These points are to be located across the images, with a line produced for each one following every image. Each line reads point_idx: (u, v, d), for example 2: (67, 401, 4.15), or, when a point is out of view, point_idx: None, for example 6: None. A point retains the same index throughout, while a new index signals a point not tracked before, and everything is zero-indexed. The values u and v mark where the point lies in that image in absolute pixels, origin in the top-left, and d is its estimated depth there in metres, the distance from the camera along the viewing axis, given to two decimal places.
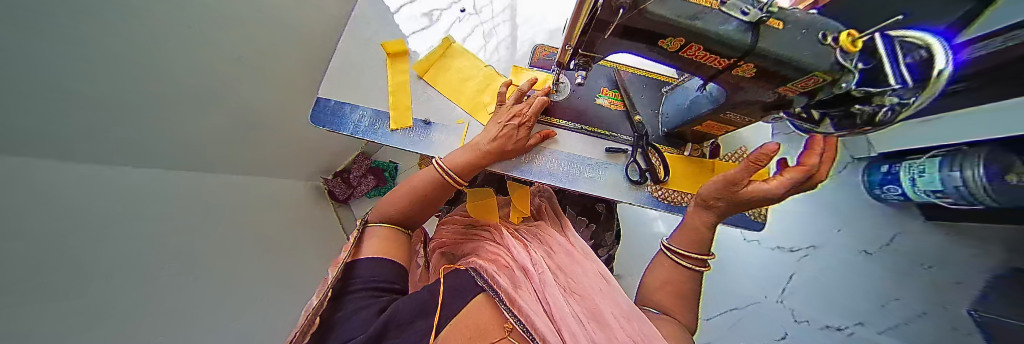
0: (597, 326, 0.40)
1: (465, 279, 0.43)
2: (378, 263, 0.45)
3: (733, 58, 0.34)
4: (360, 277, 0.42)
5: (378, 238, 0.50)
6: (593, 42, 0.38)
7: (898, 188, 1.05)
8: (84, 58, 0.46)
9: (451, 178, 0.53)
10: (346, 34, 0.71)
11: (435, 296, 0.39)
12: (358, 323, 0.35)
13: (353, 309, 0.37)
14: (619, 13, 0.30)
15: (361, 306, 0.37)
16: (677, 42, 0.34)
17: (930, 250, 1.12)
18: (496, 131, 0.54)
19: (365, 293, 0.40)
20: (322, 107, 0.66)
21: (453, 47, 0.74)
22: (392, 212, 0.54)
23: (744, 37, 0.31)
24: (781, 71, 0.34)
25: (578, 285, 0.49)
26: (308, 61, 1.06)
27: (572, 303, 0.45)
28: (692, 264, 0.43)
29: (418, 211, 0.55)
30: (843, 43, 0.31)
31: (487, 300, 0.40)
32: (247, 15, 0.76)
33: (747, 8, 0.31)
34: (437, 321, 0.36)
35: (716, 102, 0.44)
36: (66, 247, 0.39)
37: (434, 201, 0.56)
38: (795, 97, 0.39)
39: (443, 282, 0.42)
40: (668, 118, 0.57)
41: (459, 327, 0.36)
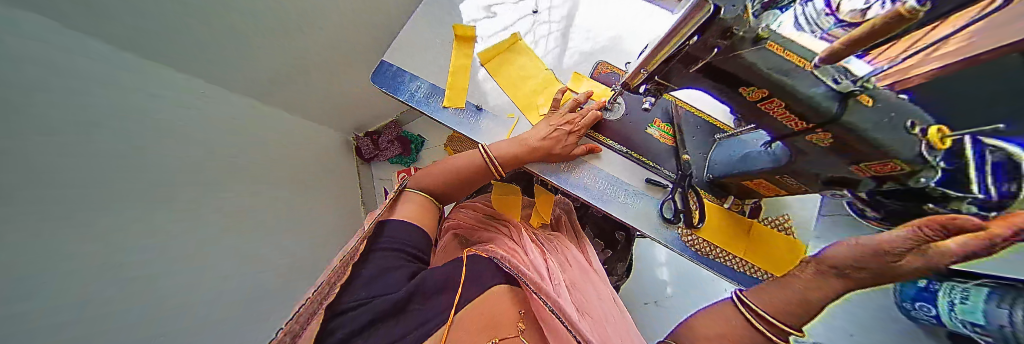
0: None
1: (485, 265, 0.44)
2: (407, 226, 0.50)
3: (812, 123, 0.34)
4: (386, 236, 0.47)
5: (412, 204, 0.55)
6: (672, 72, 0.40)
7: (931, 309, 0.97)
8: None
9: (494, 165, 0.57)
10: (418, 11, 0.76)
11: (457, 277, 0.41)
12: (389, 282, 0.39)
13: (386, 266, 0.42)
14: (714, 51, 0.32)
15: (393, 266, 0.42)
16: (759, 92, 0.35)
17: None
18: (547, 133, 0.58)
19: (395, 254, 0.45)
20: (383, 69, 0.71)
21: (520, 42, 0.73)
22: (432, 184, 0.58)
23: (831, 105, 0.31)
24: (858, 148, 0.33)
25: (592, 305, 0.49)
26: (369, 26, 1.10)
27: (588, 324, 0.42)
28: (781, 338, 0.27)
29: (452, 190, 0.59)
30: (931, 136, 0.29)
31: (506, 292, 0.41)
32: None
33: (838, 77, 0.31)
34: (456, 300, 0.37)
35: (777, 163, 0.44)
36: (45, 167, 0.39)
37: (468, 184, 0.60)
38: (864, 180, 0.36)
39: (466, 267, 0.44)
40: (716, 164, 0.56)
41: (477, 309, 0.37)
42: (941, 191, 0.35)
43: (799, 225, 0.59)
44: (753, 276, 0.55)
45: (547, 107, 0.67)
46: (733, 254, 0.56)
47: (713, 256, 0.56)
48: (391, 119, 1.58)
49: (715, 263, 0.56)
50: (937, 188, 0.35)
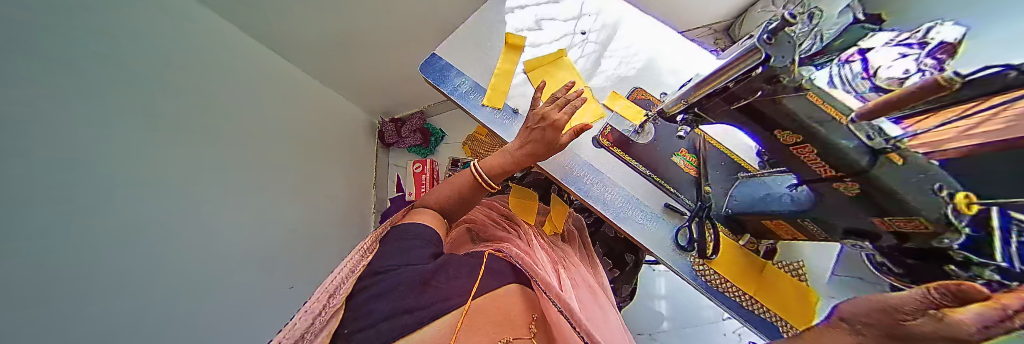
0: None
1: (502, 262, 0.45)
2: (424, 227, 0.53)
3: (842, 173, 0.36)
4: (408, 228, 0.52)
5: (429, 215, 0.58)
6: (711, 106, 0.43)
7: None
8: None
9: (485, 181, 0.59)
10: (474, 18, 0.85)
11: (478, 264, 0.43)
12: (412, 258, 0.44)
13: (408, 248, 0.47)
14: (757, 95, 0.36)
15: (413, 249, 0.47)
16: (792, 137, 0.37)
17: None
18: (525, 139, 0.57)
19: (417, 240, 0.49)
20: (433, 62, 0.79)
21: (564, 58, 0.79)
22: (436, 200, 0.61)
23: (859, 157, 0.33)
24: (882, 202, 0.34)
25: (600, 324, 0.48)
26: (410, 25, 1.16)
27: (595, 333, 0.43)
28: None
29: (454, 206, 0.61)
30: (957, 200, 0.29)
31: (519, 293, 0.41)
32: None
33: (873, 134, 0.34)
34: (475, 288, 0.38)
35: (798, 207, 0.45)
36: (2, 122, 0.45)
37: (468, 201, 0.62)
38: (885, 233, 0.38)
39: (486, 261, 0.43)
40: (737, 201, 0.56)
41: (492, 303, 0.38)
42: (958, 256, 0.34)
43: (815, 272, 0.58)
44: (758, 315, 0.55)
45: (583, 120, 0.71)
46: (740, 290, 0.57)
47: (722, 289, 0.57)
48: (416, 109, 1.66)
49: (722, 297, 0.56)
50: (955, 254, 0.34)
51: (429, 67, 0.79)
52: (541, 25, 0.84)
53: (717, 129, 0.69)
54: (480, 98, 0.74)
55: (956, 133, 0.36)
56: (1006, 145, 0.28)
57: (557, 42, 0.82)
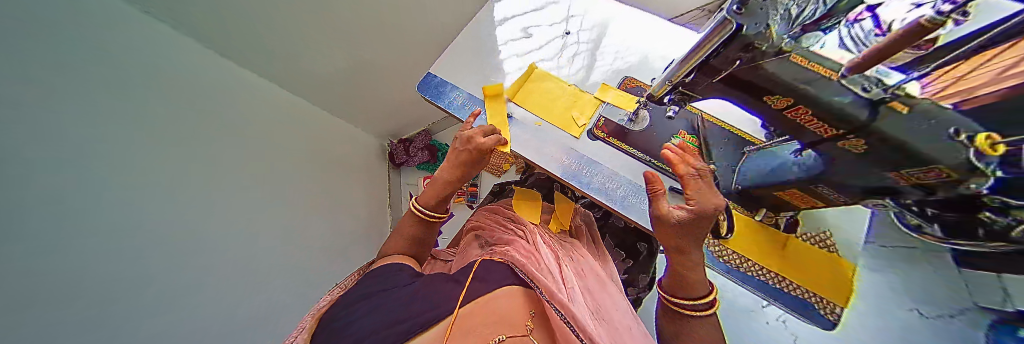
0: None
1: (498, 268, 0.47)
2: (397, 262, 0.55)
3: (842, 130, 0.35)
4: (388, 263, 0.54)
5: (400, 255, 0.60)
6: (696, 84, 0.43)
7: None
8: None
9: (429, 216, 0.61)
10: (463, 36, 0.90)
11: (466, 276, 0.45)
12: (395, 282, 0.47)
13: (391, 274, 0.49)
14: (736, 63, 0.36)
15: (396, 274, 0.49)
16: (783, 101, 0.36)
17: None
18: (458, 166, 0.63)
19: (398, 267, 0.51)
20: (429, 81, 0.83)
21: (536, 73, 0.82)
22: (394, 245, 0.61)
23: (858, 112, 0.32)
24: (887, 153, 0.32)
25: (606, 312, 0.49)
26: (409, 43, 1.25)
27: (600, 328, 0.42)
28: (692, 313, 0.40)
29: (418, 241, 0.62)
30: (979, 143, 0.26)
31: (517, 294, 0.42)
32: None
33: (869, 85, 0.32)
34: (462, 295, 0.40)
35: (808, 173, 0.44)
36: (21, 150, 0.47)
37: (423, 241, 0.63)
38: (907, 188, 0.35)
39: (474, 270, 0.46)
40: (745, 176, 0.55)
41: (478, 308, 0.38)
42: (991, 202, 0.32)
43: (843, 243, 0.56)
44: (790, 294, 0.54)
45: (580, 116, 0.72)
46: (766, 269, 0.55)
47: (744, 269, 0.56)
48: (422, 128, 1.76)
49: (745, 276, 0.55)
50: (987, 200, 0.32)
51: (426, 85, 0.83)
52: (529, 32, 0.88)
53: (713, 104, 0.67)
54: (475, 109, 0.78)
55: (993, 75, 0.32)
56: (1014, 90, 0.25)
57: (545, 48, 0.86)
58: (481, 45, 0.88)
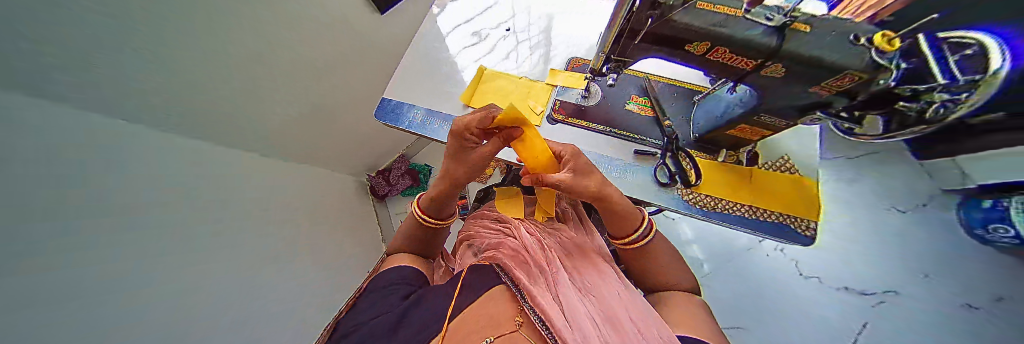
0: (611, 330, 0.40)
1: (484, 276, 0.47)
2: (401, 270, 0.56)
3: (759, 60, 0.37)
4: (382, 279, 0.54)
5: (402, 260, 0.61)
6: (625, 48, 0.44)
7: (1008, 229, 1.04)
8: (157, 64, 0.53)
9: (426, 220, 0.62)
10: (409, 53, 0.90)
11: (453, 290, 0.45)
12: (387, 304, 0.47)
13: (382, 297, 0.49)
14: (649, 22, 0.37)
15: (387, 295, 0.49)
16: (702, 46, 0.38)
17: (1001, 284, 1.12)
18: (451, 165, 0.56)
19: (391, 286, 0.52)
20: (385, 106, 0.81)
21: (486, 74, 0.85)
22: (401, 244, 0.65)
23: (769, 39, 0.34)
24: (810, 70, 0.36)
25: (594, 287, 0.50)
26: (361, 66, 1.24)
27: (587, 305, 0.45)
28: (631, 243, 0.56)
29: (420, 246, 0.65)
30: (878, 42, 0.33)
31: (505, 294, 0.43)
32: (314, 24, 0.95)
33: (771, 15, 0.34)
34: (451, 309, 0.41)
35: (747, 108, 0.47)
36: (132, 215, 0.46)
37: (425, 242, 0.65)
38: (834, 98, 0.39)
39: (461, 281, 0.47)
40: (698, 123, 0.59)
41: (470, 317, 0.40)
42: (903, 92, 0.36)
43: (802, 162, 0.59)
44: (766, 221, 0.56)
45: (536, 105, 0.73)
46: (741, 204, 0.57)
47: (721, 209, 0.57)
48: (397, 154, 1.71)
49: (723, 215, 0.57)
50: (899, 91, 0.36)
51: (382, 111, 0.81)
52: (480, 35, 1.00)
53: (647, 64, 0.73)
54: (437, 121, 0.78)
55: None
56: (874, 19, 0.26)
57: (499, 44, 0.98)
58: (427, 60, 0.89)
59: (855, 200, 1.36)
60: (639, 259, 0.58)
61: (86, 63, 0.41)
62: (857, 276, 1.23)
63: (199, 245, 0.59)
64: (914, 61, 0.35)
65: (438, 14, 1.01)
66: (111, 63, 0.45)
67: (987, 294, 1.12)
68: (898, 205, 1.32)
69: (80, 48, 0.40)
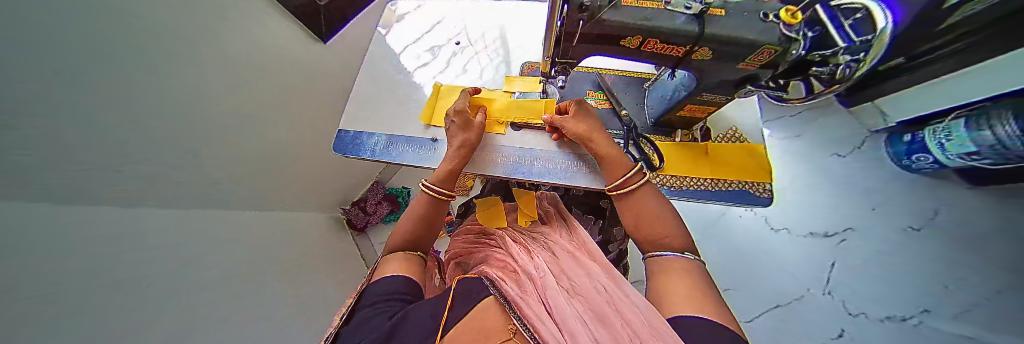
0: (600, 324, 0.37)
1: (472, 284, 0.42)
2: (391, 280, 0.44)
3: (688, 45, 0.39)
4: (367, 296, 0.42)
5: (398, 262, 0.48)
6: (566, 51, 0.45)
7: (927, 156, 1.20)
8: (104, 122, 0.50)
9: (439, 192, 0.57)
10: (361, 77, 0.86)
11: (444, 303, 0.38)
12: (371, 327, 0.35)
13: (368, 316, 0.37)
14: (581, 23, 0.39)
15: (372, 314, 0.37)
16: (635, 40, 0.40)
17: (929, 200, 1.27)
18: (461, 141, 0.62)
19: (373, 304, 0.39)
20: (343, 138, 0.77)
21: (444, 89, 0.87)
22: (400, 241, 0.52)
23: (691, 26, 0.37)
24: (730, 50, 0.39)
25: (582, 287, 0.47)
26: (313, 98, 1.19)
27: (575, 303, 0.42)
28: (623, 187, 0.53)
29: (425, 235, 0.54)
30: (783, 19, 0.37)
31: (493, 303, 0.38)
32: (268, 63, 0.94)
33: (690, 3, 0.36)
34: (441, 326, 0.34)
35: (689, 89, 0.51)
36: (66, 293, 0.41)
37: (433, 222, 0.56)
38: (760, 70, 0.43)
39: (454, 289, 0.41)
40: (653, 108, 0.65)
41: (468, 327, 0.34)
42: (815, 58, 0.41)
43: (748, 131, 0.64)
44: (728, 189, 0.59)
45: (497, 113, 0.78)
46: (703, 178, 0.60)
47: (688, 186, 0.60)
48: (372, 182, 1.67)
49: (689, 191, 0.59)
50: (812, 57, 0.41)
51: (341, 143, 0.77)
52: (432, 51, 1.01)
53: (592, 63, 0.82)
54: (401, 145, 0.76)
55: None
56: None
57: (454, 57, 1.02)
58: (379, 82, 0.86)
59: (803, 151, 1.52)
60: (628, 210, 0.52)
61: (52, 104, 0.41)
62: (822, 222, 1.36)
63: (154, 313, 0.53)
64: (818, 28, 0.38)
65: (387, 34, 1.00)
66: (65, 129, 0.44)
67: (924, 212, 1.26)
68: (839, 151, 1.47)
69: (38, 113, 0.40)
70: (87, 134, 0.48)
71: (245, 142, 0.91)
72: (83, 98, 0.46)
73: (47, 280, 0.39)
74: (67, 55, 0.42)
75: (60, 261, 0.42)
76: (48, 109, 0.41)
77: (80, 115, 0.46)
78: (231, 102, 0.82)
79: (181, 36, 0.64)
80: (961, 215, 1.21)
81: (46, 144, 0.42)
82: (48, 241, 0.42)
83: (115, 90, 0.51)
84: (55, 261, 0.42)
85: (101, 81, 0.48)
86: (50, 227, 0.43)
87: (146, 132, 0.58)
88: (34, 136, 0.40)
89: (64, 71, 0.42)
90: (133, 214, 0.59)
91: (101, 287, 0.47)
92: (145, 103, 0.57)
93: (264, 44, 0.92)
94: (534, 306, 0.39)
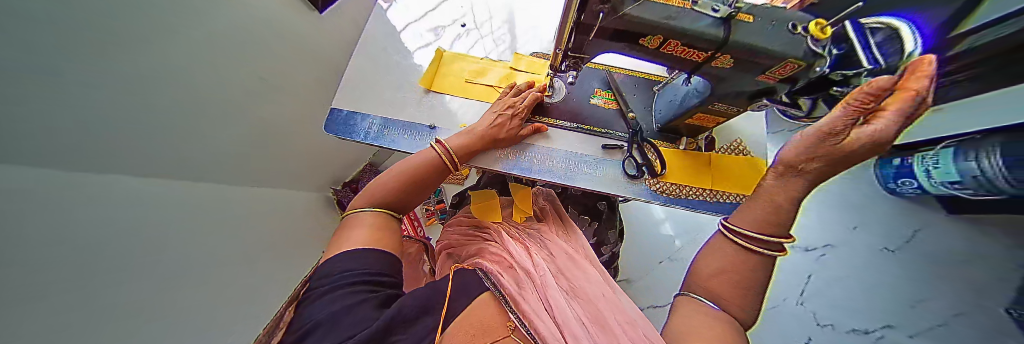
0: (599, 332, 0.37)
1: (469, 278, 0.40)
2: (363, 254, 0.38)
3: (710, 51, 0.37)
4: (330, 273, 0.36)
5: (365, 227, 0.43)
6: (581, 44, 0.43)
7: (913, 181, 1.22)
8: (82, 87, 0.47)
9: (449, 158, 0.55)
10: (358, 51, 0.83)
11: (441, 294, 0.36)
12: (356, 318, 0.29)
13: (345, 306, 0.31)
14: (600, 17, 0.36)
15: (355, 302, 0.31)
16: (656, 40, 0.38)
17: (907, 222, 1.33)
18: (491, 120, 0.60)
19: (352, 288, 0.33)
20: (335, 117, 0.73)
21: (446, 56, 0.89)
22: (386, 195, 0.49)
23: (717, 31, 0.35)
24: (756, 59, 0.38)
25: (578, 290, 0.47)
26: (311, 72, 1.13)
27: (576, 307, 0.42)
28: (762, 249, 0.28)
29: (402, 200, 0.50)
30: (813, 31, 0.36)
31: (492, 299, 0.37)
32: (260, 28, 0.87)
33: (717, 5, 0.35)
34: (442, 321, 0.32)
35: (701, 96, 0.49)
36: (60, 272, 0.40)
37: (424, 187, 0.53)
38: (779, 84, 0.43)
39: (455, 281, 0.39)
40: (661, 113, 0.64)
41: (464, 322, 0.32)
42: (837, 77, 0.41)
43: (752, 144, 0.65)
44: (728, 203, 0.59)
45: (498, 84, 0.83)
46: (702, 188, 0.60)
47: (688, 195, 0.59)
48: (365, 163, 1.53)
49: (688, 201, 0.59)
50: (834, 77, 0.41)
51: (333, 122, 0.73)
52: (436, 31, 0.97)
53: (606, 59, 0.79)
54: (396, 130, 0.72)
55: None
56: (802, 19, 0.37)
57: (459, 39, 0.98)
58: (375, 63, 0.83)
59: None
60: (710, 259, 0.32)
61: (25, 74, 0.38)
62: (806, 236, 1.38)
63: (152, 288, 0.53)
64: (844, 46, 0.41)
65: (387, 9, 0.94)
66: (40, 98, 0.41)
67: (899, 236, 1.31)
68: None
69: (20, 82, 0.38)
70: (62, 116, 0.45)
71: (239, 113, 0.86)
72: (56, 75, 0.42)
73: (39, 256, 0.39)
74: (46, 25, 0.39)
75: (52, 233, 0.42)
76: (25, 89, 0.39)
77: (57, 83, 0.43)
78: (223, 70, 0.77)
79: (180, 10, 0.62)
80: (935, 243, 1.26)
81: (35, 116, 0.41)
82: (36, 214, 0.41)
83: (107, 64, 0.50)
84: (51, 233, 0.41)
85: (91, 54, 0.47)
86: (41, 199, 0.43)
87: (133, 104, 0.56)
88: (22, 106, 0.39)
89: (39, 36, 0.39)
90: (124, 189, 0.57)
91: (97, 269, 0.46)
92: (138, 76, 0.55)
93: (255, 6, 0.85)
94: (534, 304, 0.39)
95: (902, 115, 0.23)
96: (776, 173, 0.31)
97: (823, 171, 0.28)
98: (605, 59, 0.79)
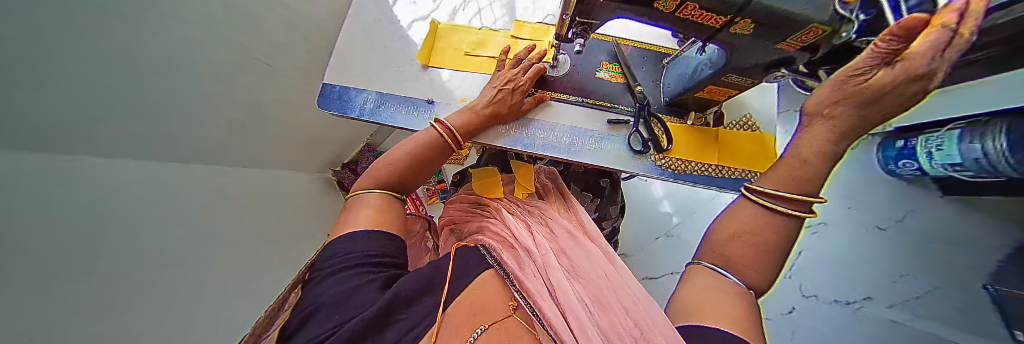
0: (600, 311, 0.39)
1: (472, 258, 0.41)
2: (367, 236, 0.39)
3: (729, 15, 0.36)
4: (335, 254, 0.37)
5: (370, 209, 0.44)
6: (591, 7, 0.41)
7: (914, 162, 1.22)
8: (24, 61, 0.43)
9: (450, 138, 0.54)
10: (348, 22, 0.79)
11: (442, 277, 0.38)
12: (359, 301, 0.31)
13: (349, 288, 0.32)
14: None
15: (359, 284, 0.33)
16: (672, 2, 0.36)
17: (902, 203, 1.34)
18: (491, 96, 0.58)
19: (357, 270, 0.35)
20: (327, 93, 0.71)
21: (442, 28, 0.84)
22: (390, 176, 0.49)
23: None
24: (777, 24, 0.36)
25: (580, 269, 0.48)
26: None
27: (577, 287, 0.43)
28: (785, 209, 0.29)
29: (405, 181, 0.50)
30: None
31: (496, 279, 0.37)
32: None
33: None
34: (442, 300, 0.33)
35: (716, 67, 0.48)
36: (26, 257, 0.40)
37: (426, 170, 0.53)
38: (798, 53, 0.41)
39: (455, 261, 0.41)
40: (669, 86, 0.62)
41: (465, 302, 0.33)
42: (860, 45, 0.41)
43: (761, 119, 0.64)
44: (731, 178, 0.60)
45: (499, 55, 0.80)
46: (707, 164, 0.61)
47: (691, 171, 0.60)
48: (363, 144, 1.51)
49: (693, 176, 0.60)
50: (858, 44, 0.41)
51: (327, 99, 0.71)
52: None
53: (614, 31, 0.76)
54: (393, 107, 0.71)
55: None
56: None
57: (456, 9, 0.93)
58: (367, 36, 0.79)
59: None
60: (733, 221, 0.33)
61: None
62: None
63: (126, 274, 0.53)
64: (872, 11, 0.38)
65: None
66: None
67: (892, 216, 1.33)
68: None
69: None
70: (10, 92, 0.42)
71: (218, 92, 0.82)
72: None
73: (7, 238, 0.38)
74: None
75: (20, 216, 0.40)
76: None
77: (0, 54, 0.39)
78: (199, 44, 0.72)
79: None
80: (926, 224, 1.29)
81: None
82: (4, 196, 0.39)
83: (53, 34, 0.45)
84: (20, 216, 0.40)
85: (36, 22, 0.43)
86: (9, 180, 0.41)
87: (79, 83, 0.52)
88: None
89: None
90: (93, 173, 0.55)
91: (99, 266, 0.49)
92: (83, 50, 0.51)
93: None
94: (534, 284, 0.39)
95: (934, 48, 0.25)
96: (806, 124, 0.33)
97: (856, 115, 0.29)
98: (613, 32, 0.76)
